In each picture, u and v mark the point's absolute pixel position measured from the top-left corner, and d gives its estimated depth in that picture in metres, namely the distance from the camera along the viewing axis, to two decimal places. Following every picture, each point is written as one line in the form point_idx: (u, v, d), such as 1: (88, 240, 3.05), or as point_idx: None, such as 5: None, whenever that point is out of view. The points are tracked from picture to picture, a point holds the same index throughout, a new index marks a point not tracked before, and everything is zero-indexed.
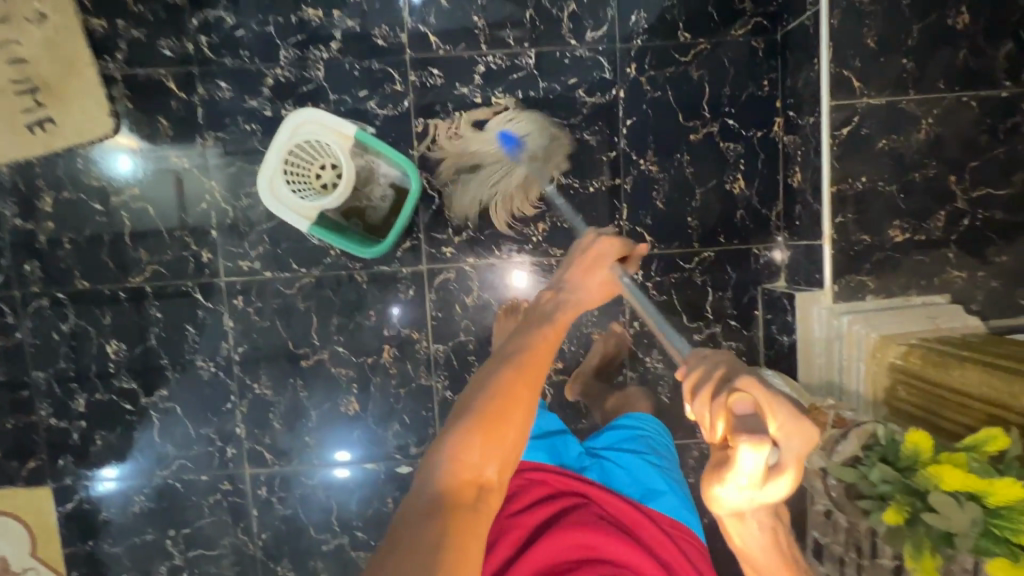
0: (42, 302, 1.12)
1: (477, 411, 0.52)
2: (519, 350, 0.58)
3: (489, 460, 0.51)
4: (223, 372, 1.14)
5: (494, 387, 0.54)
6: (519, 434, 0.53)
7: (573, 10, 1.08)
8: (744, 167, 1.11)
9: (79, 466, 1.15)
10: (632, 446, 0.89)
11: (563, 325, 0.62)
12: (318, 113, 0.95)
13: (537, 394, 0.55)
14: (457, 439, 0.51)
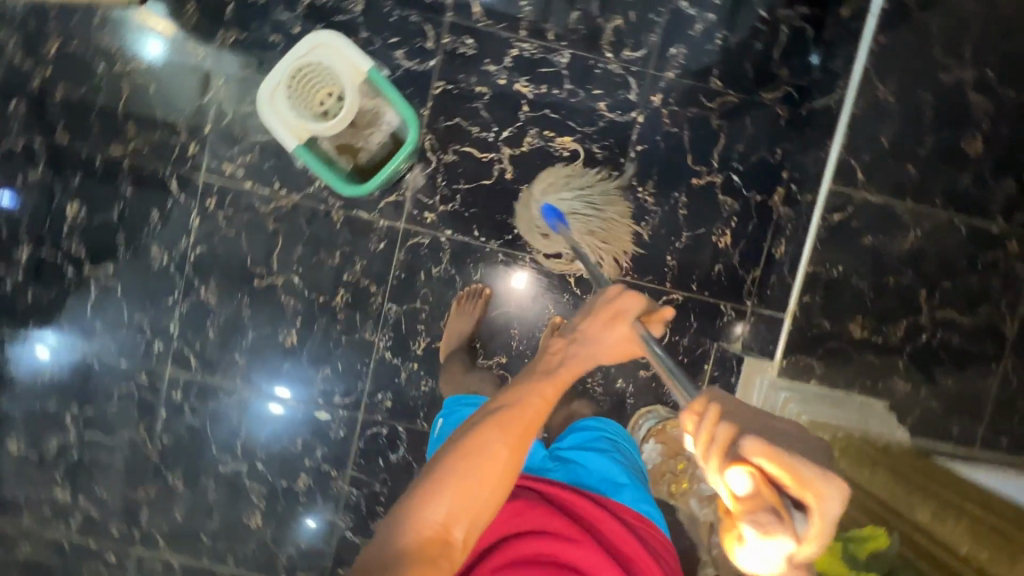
0: (14, 144, 1.09)
1: (450, 471, 0.63)
2: (510, 412, 0.66)
3: (453, 523, 0.61)
4: (174, 267, 1.13)
5: (476, 453, 0.63)
6: (486, 495, 0.63)
7: (618, 24, 1.09)
8: (735, 225, 1.12)
9: (1, 317, 1.12)
10: (592, 447, 0.88)
11: (563, 382, 0.69)
12: (334, 40, 0.92)
13: (510, 457, 0.64)
14: (429, 495, 0.62)
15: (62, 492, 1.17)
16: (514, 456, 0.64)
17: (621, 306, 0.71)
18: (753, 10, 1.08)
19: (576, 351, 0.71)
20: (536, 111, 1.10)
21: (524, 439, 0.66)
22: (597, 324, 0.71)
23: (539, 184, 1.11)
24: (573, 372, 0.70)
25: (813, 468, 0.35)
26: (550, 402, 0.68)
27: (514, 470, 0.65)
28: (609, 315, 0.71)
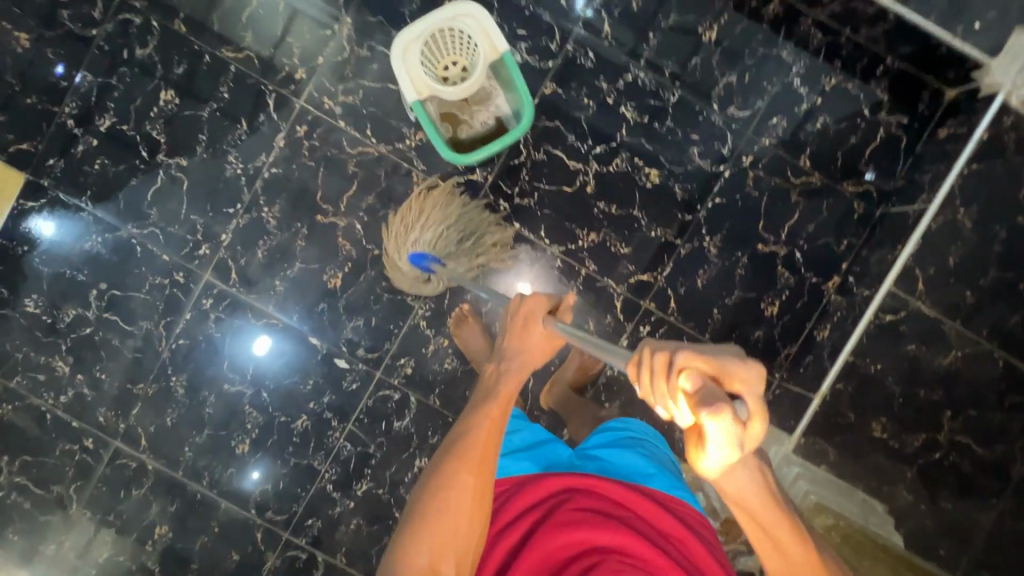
0: (133, 18, 1.11)
1: (420, 516, 0.70)
2: (465, 441, 0.75)
3: (441, 558, 0.67)
4: (245, 179, 1.13)
5: (443, 490, 0.70)
6: (463, 527, 0.69)
7: (732, 81, 1.13)
8: (785, 298, 1.15)
9: (64, 176, 1.13)
10: (617, 442, 0.88)
11: (505, 398, 0.79)
12: (488, 20, 0.94)
13: (473, 482, 0.71)
14: (413, 539, 0.68)
15: (62, 363, 1.15)
16: (480, 478, 0.71)
17: (535, 313, 0.87)
18: (859, 106, 1.13)
19: (508, 369, 0.84)
20: (633, 137, 1.13)
21: (485, 460, 0.73)
22: (520, 340, 0.87)
23: (614, 206, 1.14)
24: (512, 386, 0.82)
25: (728, 357, 0.51)
26: (497, 418, 0.77)
27: (484, 490, 0.71)
28: (529, 327, 0.87)
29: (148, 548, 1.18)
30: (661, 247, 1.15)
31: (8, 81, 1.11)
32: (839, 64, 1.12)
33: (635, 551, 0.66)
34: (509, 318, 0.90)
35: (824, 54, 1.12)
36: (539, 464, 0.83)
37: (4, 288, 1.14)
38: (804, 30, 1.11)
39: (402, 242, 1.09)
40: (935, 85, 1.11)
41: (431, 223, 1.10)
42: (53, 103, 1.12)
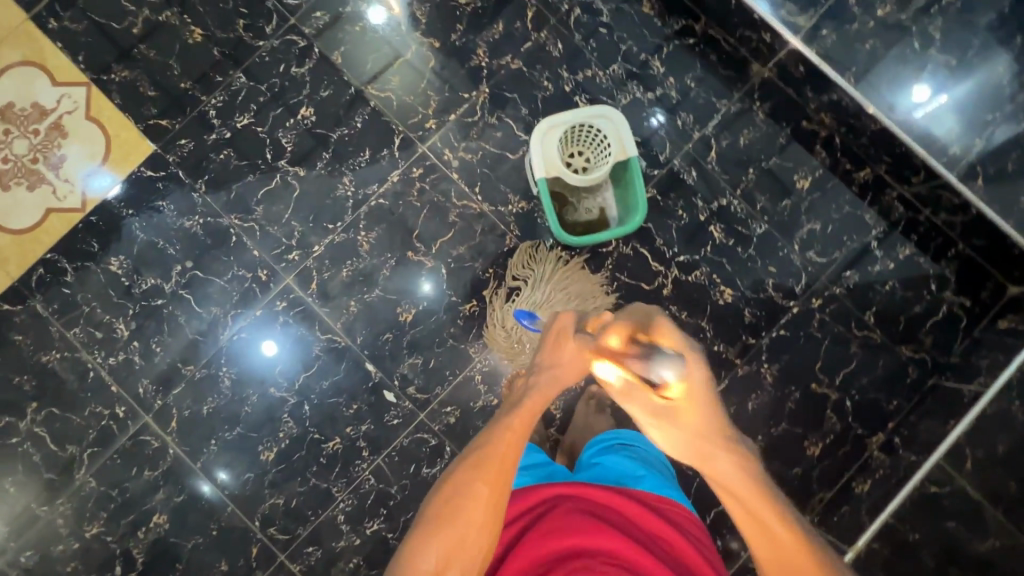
0: (298, 40, 1.23)
1: (435, 516, 0.75)
2: (484, 452, 0.80)
3: (446, 566, 0.71)
4: (352, 202, 1.20)
5: (459, 498, 0.75)
6: (471, 534, 0.73)
7: (815, 228, 1.22)
8: (830, 442, 1.17)
9: (189, 157, 1.20)
10: (614, 451, 0.93)
11: (527, 416, 0.85)
12: (627, 133, 1.04)
13: (486, 492, 0.76)
14: (421, 546, 0.73)
15: (123, 326, 1.17)
16: (494, 493, 0.76)
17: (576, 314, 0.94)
18: (927, 280, 1.21)
19: (536, 384, 0.90)
20: (715, 255, 1.21)
21: (505, 477, 0.77)
22: (555, 356, 0.93)
23: (684, 312, 1.20)
24: (541, 399, 0.88)
25: (679, 336, 0.76)
26: (515, 437, 0.82)
27: (497, 505, 0.75)
28: (568, 338, 0.92)
29: (138, 535, 1.14)
30: (720, 362, 1.19)
31: (171, 65, 1.22)
32: (914, 238, 1.21)
33: (622, 552, 0.72)
34: (549, 329, 0.97)
35: (902, 227, 1.22)
36: (535, 474, 0.89)
37: (96, 242, 1.18)
38: (887, 202, 1.22)
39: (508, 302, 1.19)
40: (999, 278, 1.19)
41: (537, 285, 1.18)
42: (202, 93, 1.22)
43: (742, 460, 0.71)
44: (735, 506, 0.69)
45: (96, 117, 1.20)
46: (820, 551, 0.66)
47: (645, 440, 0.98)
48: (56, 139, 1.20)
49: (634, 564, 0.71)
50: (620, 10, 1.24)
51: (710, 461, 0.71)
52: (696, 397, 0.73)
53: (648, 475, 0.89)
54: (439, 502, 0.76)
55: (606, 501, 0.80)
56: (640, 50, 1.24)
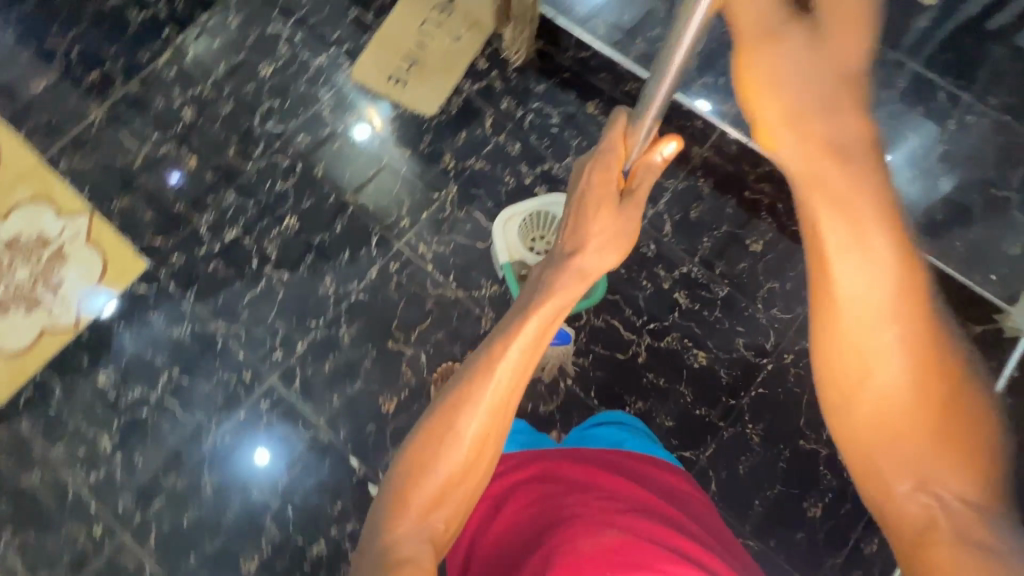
0: (283, 160, 1.37)
1: (416, 462, 0.68)
2: (476, 387, 0.71)
3: (427, 517, 0.66)
4: (334, 299, 1.27)
5: (444, 441, 0.68)
6: (453, 483, 0.68)
7: (775, 287, 1.28)
8: (828, 502, 1.15)
9: (181, 271, 1.29)
10: (598, 424, 0.97)
11: (533, 344, 0.75)
12: None
13: (475, 435, 0.69)
14: (404, 492, 0.67)
15: (107, 440, 1.18)
16: (483, 440, 0.69)
17: (620, 133, 0.87)
18: None
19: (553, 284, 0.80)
20: (684, 320, 1.25)
21: (498, 417, 0.71)
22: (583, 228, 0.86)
23: (662, 378, 1.22)
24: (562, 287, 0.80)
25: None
26: (517, 368, 0.72)
27: (487, 442, 0.70)
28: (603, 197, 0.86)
29: None
30: (704, 426, 1.19)
31: (167, 190, 1.34)
32: None
33: (615, 491, 0.75)
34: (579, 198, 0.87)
35: None
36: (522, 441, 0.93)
37: (86, 358, 1.22)
38: None
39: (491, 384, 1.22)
40: (961, 318, 1.22)
41: None
42: (194, 212, 1.33)
43: (870, 164, 0.52)
44: (811, 218, 0.55)
45: (95, 241, 1.30)
46: (923, 291, 0.53)
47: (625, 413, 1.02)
48: (56, 264, 1.29)
49: (627, 492, 0.76)
50: (568, 112, 1.40)
51: (826, 156, 0.53)
52: (857, 26, 0.52)
53: (632, 437, 0.92)
54: (424, 443, 0.69)
55: (594, 453, 0.85)
56: (589, 143, 1.39)
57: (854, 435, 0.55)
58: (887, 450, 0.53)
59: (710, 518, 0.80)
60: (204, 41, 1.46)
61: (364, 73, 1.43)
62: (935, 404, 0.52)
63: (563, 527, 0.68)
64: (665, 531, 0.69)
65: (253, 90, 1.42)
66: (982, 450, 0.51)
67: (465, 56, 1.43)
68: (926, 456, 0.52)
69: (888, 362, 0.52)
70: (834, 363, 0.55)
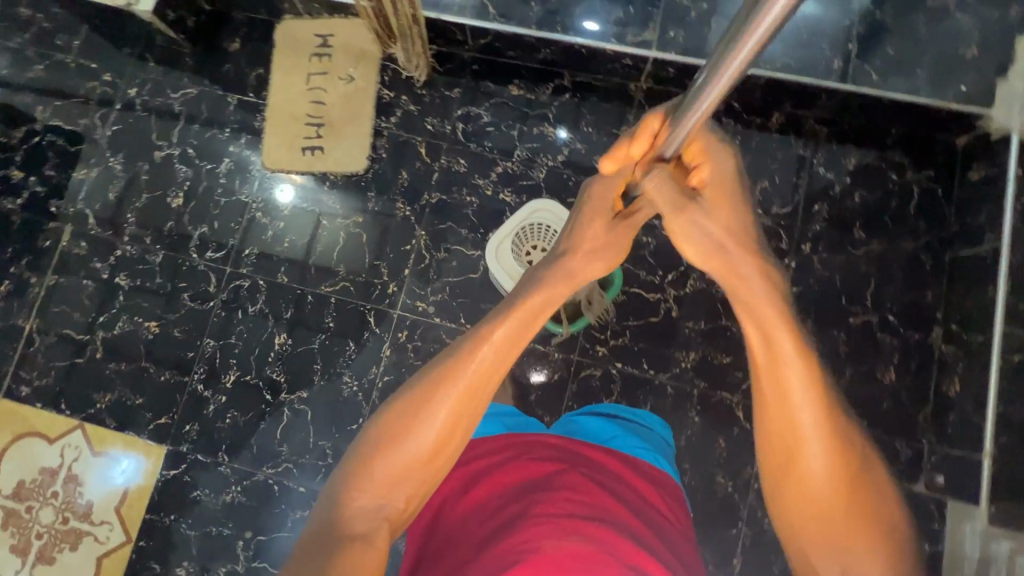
0: (242, 282, 1.28)
1: (385, 432, 0.66)
2: (451, 365, 0.68)
3: (393, 488, 0.65)
4: (362, 394, 1.21)
5: (414, 416, 0.66)
6: (416, 461, 0.65)
7: (766, 186, 1.25)
8: (898, 362, 1.16)
9: (200, 437, 1.21)
10: (589, 414, 0.91)
11: (522, 317, 0.70)
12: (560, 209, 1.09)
13: (446, 414, 0.66)
14: (368, 466, 0.65)
15: None
16: (456, 418, 0.66)
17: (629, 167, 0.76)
18: (885, 173, 1.24)
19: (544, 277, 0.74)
20: None
21: (469, 402, 0.67)
22: (580, 229, 0.77)
23: (702, 322, 1.21)
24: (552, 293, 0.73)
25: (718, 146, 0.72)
26: (501, 346, 0.68)
27: (452, 430, 0.66)
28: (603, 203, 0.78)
29: None
30: None
31: (144, 365, 1.25)
32: (852, 146, 1.26)
33: (585, 491, 0.66)
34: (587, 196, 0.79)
35: (835, 143, 1.26)
36: (502, 424, 0.84)
37: (156, 563, 1.17)
38: (810, 130, 1.26)
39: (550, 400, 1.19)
40: (946, 139, 1.23)
41: (566, 370, 1.20)
42: (183, 375, 1.24)
43: (773, 293, 0.67)
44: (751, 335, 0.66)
45: (101, 449, 1.22)
46: (831, 393, 0.64)
47: (646, 415, 0.94)
48: (75, 490, 1.20)
49: (600, 497, 0.66)
50: (495, 105, 1.32)
51: (738, 279, 0.69)
52: (726, 193, 0.72)
53: (623, 434, 0.86)
54: (393, 417, 0.66)
55: (585, 452, 0.77)
56: (530, 127, 1.31)
57: (787, 500, 0.64)
58: (810, 521, 0.63)
59: (670, 526, 0.70)
60: (98, 199, 1.33)
61: (276, 157, 1.32)
62: (853, 488, 0.61)
63: (529, 523, 0.60)
64: (629, 543, 0.60)
65: (174, 225, 1.31)
66: (889, 526, 0.61)
67: (367, 94, 1.33)
68: (838, 530, 0.61)
69: (817, 451, 0.62)
70: (771, 435, 0.65)
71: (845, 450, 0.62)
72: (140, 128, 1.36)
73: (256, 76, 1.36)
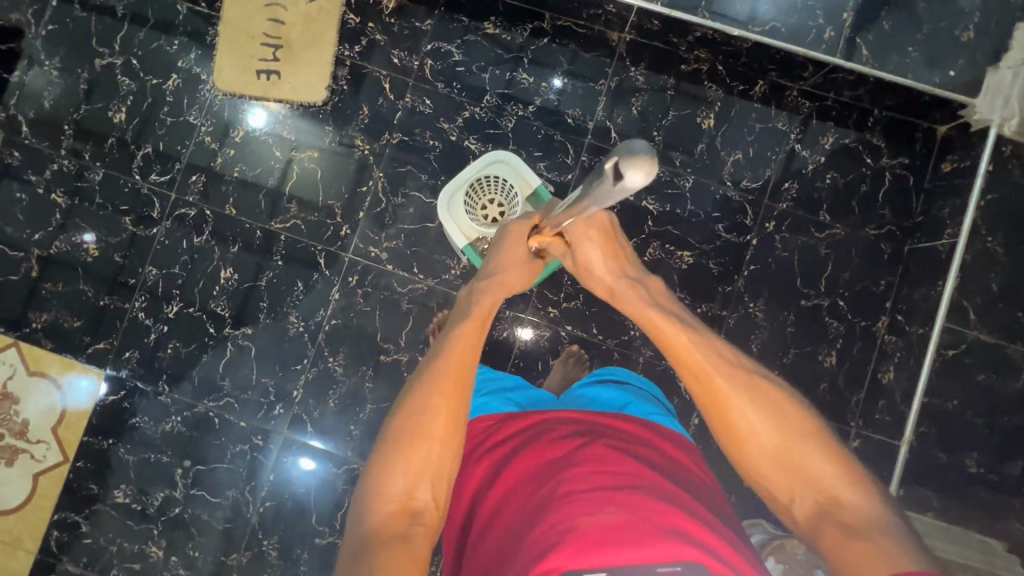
0: (189, 211, 1.22)
1: (393, 439, 0.67)
2: (437, 365, 0.73)
3: (412, 487, 0.65)
4: (307, 335, 1.20)
5: (413, 414, 0.68)
6: (430, 452, 0.66)
7: (738, 158, 1.22)
8: (840, 347, 1.18)
9: (140, 365, 1.20)
10: (599, 384, 0.89)
11: (478, 321, 0.78)
12: (517, 161, 1.04)
13: (444, 398, 0.69)
14: (385, 471, 0.66)
15: (156, 547, 1.17)
16: (451, 399, 0.69)
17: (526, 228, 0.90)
18: (860, 156, 1.21)
19: (485, 287, 0.84)
20: (660, 227, 1.20)
21: (459, 388, 0.71)
22: (501, 262, 0.88)
23: None
24: (495, 296, 0.83)
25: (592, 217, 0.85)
26: (472, 336, 0.76)
27: (455, 415, 0.69)
28: (513, 245, 0.89)
29: None
30: (709, 321, 1.19)
31: (82, 288, 1.21)
32: (831, 124, 1.22)
33: (615, 459, 0.65)
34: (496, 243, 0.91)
35: (815, 118, 1.22)
36: (520, 404, 0.83)
37: (93, 484, 1.18)
38: (792, 102, 1.22)
39: (497, 357, 1.20)
40: (926, 125, 1.19)
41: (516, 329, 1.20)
42: (123, 301, 1.21)
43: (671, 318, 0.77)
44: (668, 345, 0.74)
45: (37, 369, 1.19)
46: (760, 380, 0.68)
47: (650, 384, 0.93)
48: (10, 407, 1.19)
49: (630, 465, 0.64)
50: (468, 42, 1.24)
51: (618, 298, 0.84)
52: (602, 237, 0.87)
53: (635, 400, 0.84)
54: (399, 426, 0.68)
55: (605, 421, 0.75)
56: (503, 71, 1.23)
57: (748, 463, 0.65)
58: (781, 479, 0.62)
59: (708, 489, 0.69)
60: (33, 106, 1.23)
61: (229, 78, 1.23)
62: (797, 432, 0.63)
63: (560, 504, 0.59)
64: (668, 506, 0.58)
65: (116, 143, 1.23)
66: (851, 471, 0.60)
67: (331, 17, 1.23)
68: (809, 478, 0.61)
69: (761, 424, 0.64)
70: (711, 414, 0.68)
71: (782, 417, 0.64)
72: (80, 30, 1.24)
73: None
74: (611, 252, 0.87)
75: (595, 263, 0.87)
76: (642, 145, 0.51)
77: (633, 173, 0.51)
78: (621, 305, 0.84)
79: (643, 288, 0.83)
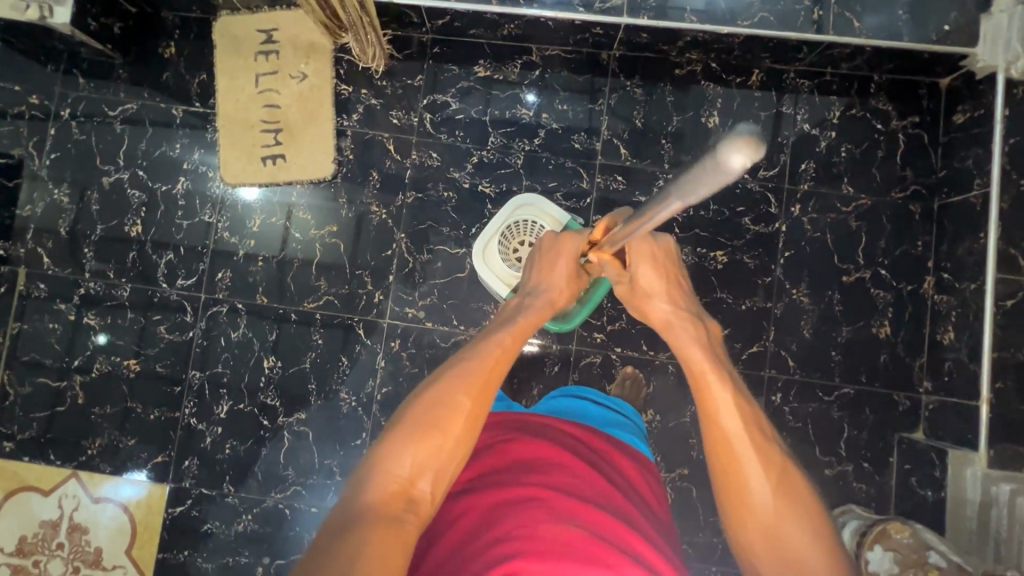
0: (220, 308, 1.22)
1: (409, 425, 0.65)
2: (467, 364, 0.71)
3: (420, 475, 0.61)
4: (362, 409, 1.19)
5: (439, 404, 0.66)
6: (446, 449, 0.64)
7: None
8: (892, 316, 1.17)
9: (201, 471, 1.18)
10: (570, 398, 0.90)
11: (520, 329, 0.79)
12: (540, 201, 1.06)
13: (473, 402, 0.68)
14: (390, 453, 0.62)
15: None
16: (477, 406, 0.67)
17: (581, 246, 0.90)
18: (870, 124, 1.21)
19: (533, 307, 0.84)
20: (687, 231, 1.20)
21: (484, 393, 0.69)
22: (547, 273, 0.89)
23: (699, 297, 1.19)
24: (534, 317, 0.83)
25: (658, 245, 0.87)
26: (507, 347, 0.75)
27: (480, 420, 0.67)
28: (564, 259, 0.89)
29: None
30: (756, 315, 1.18)
31: (131, 405, 1.20)
32: (834, 97, 1.22)
33: (584, 475, 0.65)
34: (534, 257, 0.92)
35: (818, 94, 1.22)
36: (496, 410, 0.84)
37: None
38: (792, 83, 1.22)
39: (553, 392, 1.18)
40: (929, 81, 1.20)
41: (566, 361, 1.19)
42: (173, 410, 1.20)
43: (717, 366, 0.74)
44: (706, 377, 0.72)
45: (100, 494, 1.18)
46: (774, 450, 0.66)
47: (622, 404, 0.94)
48: (81, 539, 1.18)
49: (593, 485, 0.64)
50: (462, 89, 1.24)
51: (670, 331, 0.80)
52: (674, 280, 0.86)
53: (603, 416, 0.87)
54: (418, 414, 0.66)
55: (576, 434, 0.76)
56: (502, 111, 1.24)
57: (740, 527, 0.63)
58: (766, 551, 0.61)
59: (662, 516, 0.70)
60: (50, 235, 1.23)
61: (235, 171, 1.23)
62: (797, 506, 0.62)
63: (525, 510, 0.58)
64: (626, 526, 0.59)
65: (137, 255, 1.23)
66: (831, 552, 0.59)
67: (324, 90, 1.23)
68: (793, 553, 0.59)
69: (761, 485, 0.63)
70: (719, 470, 0.66)
71: (780, 483, 0.63)
72: (82, 152, 1.25)
73: (200, 82, 1.25)
74: (671, 289, 0.85)
75: (655, 293, 0.85)
76: (749, 123, 0.39)
77: (735, 154, 0.39)
78: (672, 343, 0.79)
79: (703, 329, 0.80)
